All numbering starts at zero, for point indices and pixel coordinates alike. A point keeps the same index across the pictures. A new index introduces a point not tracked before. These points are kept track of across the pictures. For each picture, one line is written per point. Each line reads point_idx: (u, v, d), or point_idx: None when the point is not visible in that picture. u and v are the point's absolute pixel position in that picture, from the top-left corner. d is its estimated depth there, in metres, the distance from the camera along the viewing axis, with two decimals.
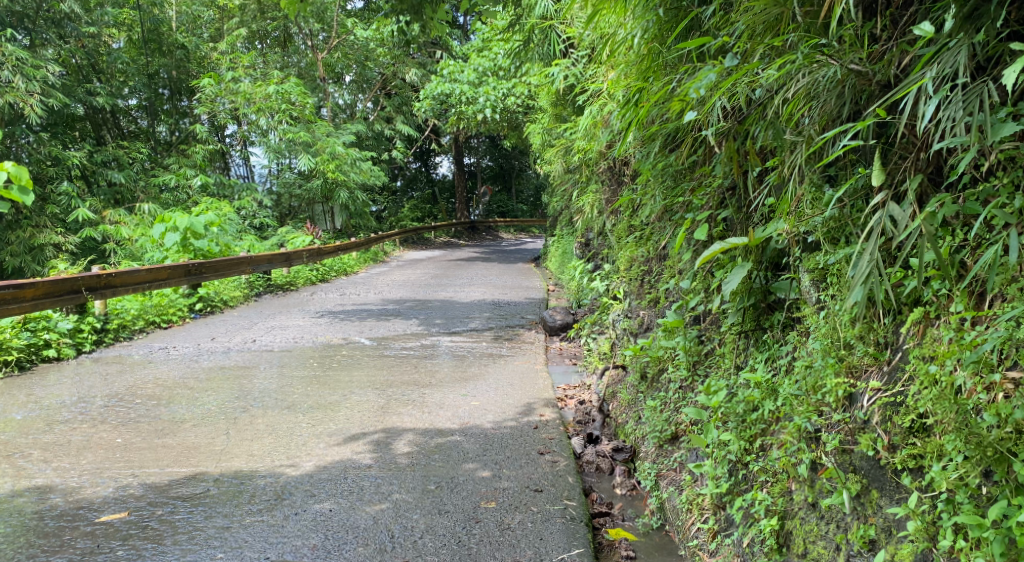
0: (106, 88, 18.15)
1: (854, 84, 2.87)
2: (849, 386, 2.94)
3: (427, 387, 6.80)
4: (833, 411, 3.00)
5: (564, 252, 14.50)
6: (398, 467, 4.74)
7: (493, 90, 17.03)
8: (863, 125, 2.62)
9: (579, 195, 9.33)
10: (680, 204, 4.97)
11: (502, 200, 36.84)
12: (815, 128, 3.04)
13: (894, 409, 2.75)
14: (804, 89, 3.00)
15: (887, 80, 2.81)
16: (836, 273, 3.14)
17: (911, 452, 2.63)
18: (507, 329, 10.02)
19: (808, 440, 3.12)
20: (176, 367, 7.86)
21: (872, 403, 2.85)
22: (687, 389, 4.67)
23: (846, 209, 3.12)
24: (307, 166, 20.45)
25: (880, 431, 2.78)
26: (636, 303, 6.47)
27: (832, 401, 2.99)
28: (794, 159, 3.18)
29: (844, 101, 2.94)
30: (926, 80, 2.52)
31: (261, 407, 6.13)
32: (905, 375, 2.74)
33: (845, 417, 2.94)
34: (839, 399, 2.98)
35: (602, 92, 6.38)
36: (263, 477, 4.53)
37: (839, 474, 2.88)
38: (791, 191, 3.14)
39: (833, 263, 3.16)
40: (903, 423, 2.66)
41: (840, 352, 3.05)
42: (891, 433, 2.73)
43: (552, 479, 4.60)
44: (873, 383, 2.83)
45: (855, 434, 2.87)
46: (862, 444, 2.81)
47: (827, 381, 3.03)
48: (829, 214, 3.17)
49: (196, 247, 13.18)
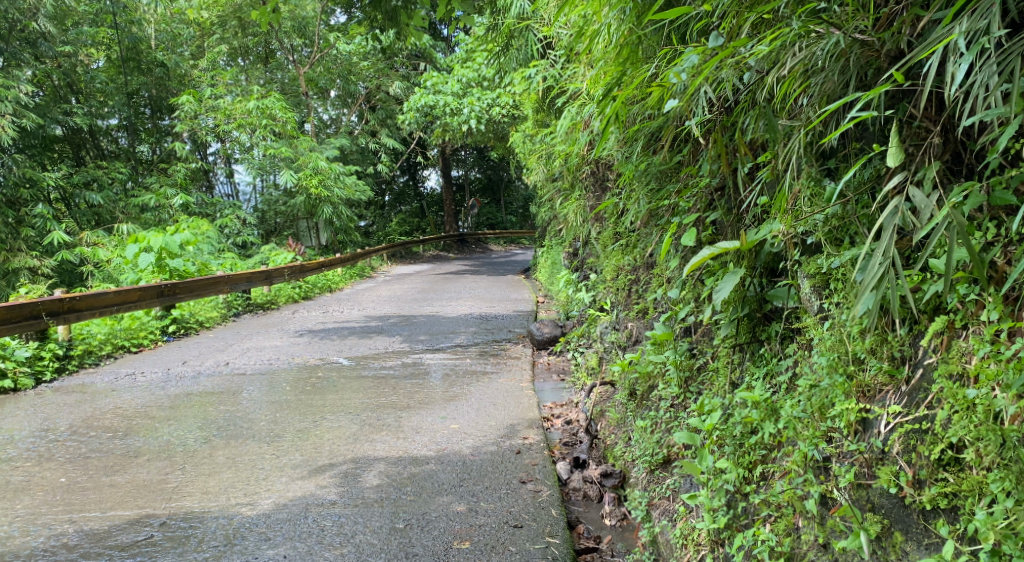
0: (82, 108, 17.71)
1: (859, 55, 2.51)
2: (862, 409, 2.56)
3: (406, 410, 6.39)
4: (844, 440, 2.61)
5: (553, 263, 14.11)
6: (366, 502, 4.33)
7: (477, 101, 16.65)
8: (879, 91, 2.25)
9: (564, 202, 8.94)
10: (666, 208, 4.66)
11: (490, 211, 36.40)
12: (815, 106, 2.69)
13: (918, 437, 2.38)
14: (801, 65, 2.66)
15: (897, 50, 2.46)
16: (840, 278, 2.78)
17: (942, 490, 2.27)
18: (493, 344, 9.60)
19: (815, 470, 2.73)
20: (140, 395, 7.43)
21: (889, 432, 2.47)
22: (679, 408, 4.35)
23: (850, 205, 2.77)
24: (289, 183, 20.01)
25: (902, 464, 2.40)
26: (624, 314, 6.10)
27: (843, 428, 2.60)
28: (790, 147, 2.83)
29: (848, 77, 2.58)
30: (955, 36, 2.16)
31: (225, 437, 5.72)
32: (928, 395, 2.39)
33: (859, 447, 2.54)
34: (851, 425, 2.59)
35: (581, 93, 6.01)
36: (215, 518, 4.12)
37: (855, 513, 2.49)
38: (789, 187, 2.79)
39: (836, 267, 2.82)
40: (932, 456, 2.29)
41: (848, 368, 2.66)
42: (916, 466, 2.36)
43: (533, 513, 4.19)
44: (891, 406, 2.45)
45: (873, 466, 2.48)
46: (883, 479, 2.42)
47: (836, 402, 2.65)
48: (831, 211, 2.83)
49: (171, 267, 12.68)
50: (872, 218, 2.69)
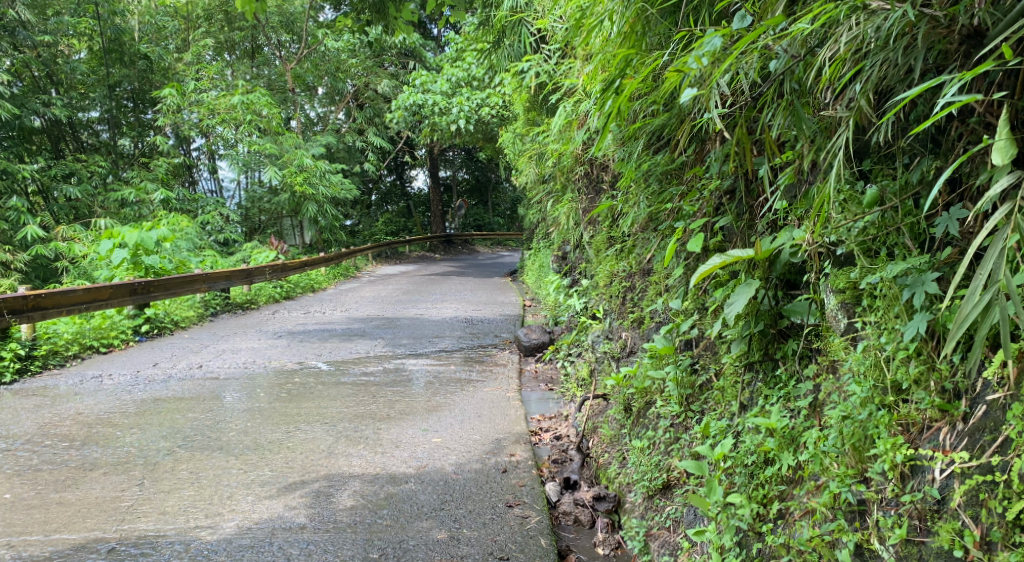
0: (61, 100, 17.10)
1: (925, 33, 2.26)
2: (911, 451, 2.32)
3: (385, 421, 6.02)
4: (887, 485, 2.37)
5: (541, 266, 13.77)
6: (337, 527, 3.98)
7: (467, 101, 16.16)
8: (982, 71, 1.95)
9: (555, 205, 8.59)
10: (668, 212, 4.35)
11: (478, 213, 35.92)
12: (866, 92, 2.42)
13: (987, 491, 2.12)
14: (852, 45, 2.38)
15: (974, 29, 2.21)
16: (879, 295, 2.52)
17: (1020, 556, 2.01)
18: (478, 349, 9.23)
19: (849, 515, 2.48)
20: (104, 399, 7.01)
21: (947, 480, 2.23)
22: (680, 428, 4.02)
23: (891, 213, 2.53)
24: (273, 179, 19.57)
25: (965, 519, 2.15)
26: (618, 322, 5.76)
27: (887, 472, 2.35)
28: (832, 143, 2.54)
29: (908, 61, 2.32)
30: None
31: (190, 448, 5.32)
32: (997, 438, 2.14)
33: (911, 496, 2.28)
34: (897, 470, 2.34)
35: (577, 88, 5.65)
36: (170, 544, 3.77)
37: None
38: (831, 186, 2.50)
39: (874, 284, 2.57)
40: (1009, 515, 2.04)
41: (888, 399, 2.44)
42: (984, 525, 2.10)
43: (520, 543, 3.85)
44: (949, 451, 2.21)
45: (928, 520, 2.23)
46: (942, 538, 2.17)
47: (877, 440, 2.41)
48: (869, 218, 2.58)
49: (147, 264, 12.19)
50: (920, 228, 2.46)
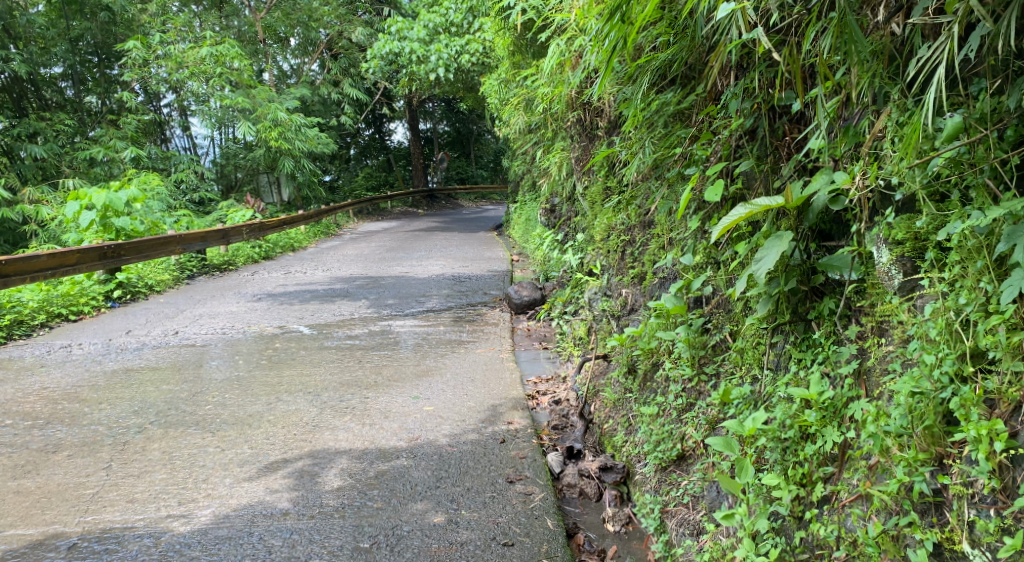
0: (20, 55, 16.15)
1: None
2: (1011, 440, 2.07)
3: (372, 389, 5.64)
4: (979, 478, 2.12)
5: (529, 219, 13.32)
6: (323, 513, 3.64)
7: (446, 48, 15.34)
8: None
9: (544, 154, 8.14)
10: (675, 157, 3.97)
11: (459, 165, 35.09)
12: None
13: None
14: None
15: None
16: (961, 246, 2.27)
17: None
18: (468, 308, 8.85)
19: (924, 508, 2.25)
20: (72, 372, 6.59)
21: None
22: (693, 394, 3.68)
23: (976, 148, 2.25)
24: (247, 135, 18.87)
25: None
26: (617, 279, 5.36)
27: (983, 466, 2.10)
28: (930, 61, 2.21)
29: None
30: None
31: (163, 425, 4.93)
32: None
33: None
34: (995, 461, 2.09)
35: (570, 24, 5.14)
36: (137, 538, 3.44)
37: None
38: (926, 111, 2.25)
39: (954, 230, 2.30)
40: None
41: (974, 369, 2.19)
42: None
43: (525, 526, 3.52)
44: None
45: None
46: None
47: (965, 423, 2.16)
48: (947, 154, 2.30)
49: (117, 226, 11.57)
50: (1011, 163, 2.19)
